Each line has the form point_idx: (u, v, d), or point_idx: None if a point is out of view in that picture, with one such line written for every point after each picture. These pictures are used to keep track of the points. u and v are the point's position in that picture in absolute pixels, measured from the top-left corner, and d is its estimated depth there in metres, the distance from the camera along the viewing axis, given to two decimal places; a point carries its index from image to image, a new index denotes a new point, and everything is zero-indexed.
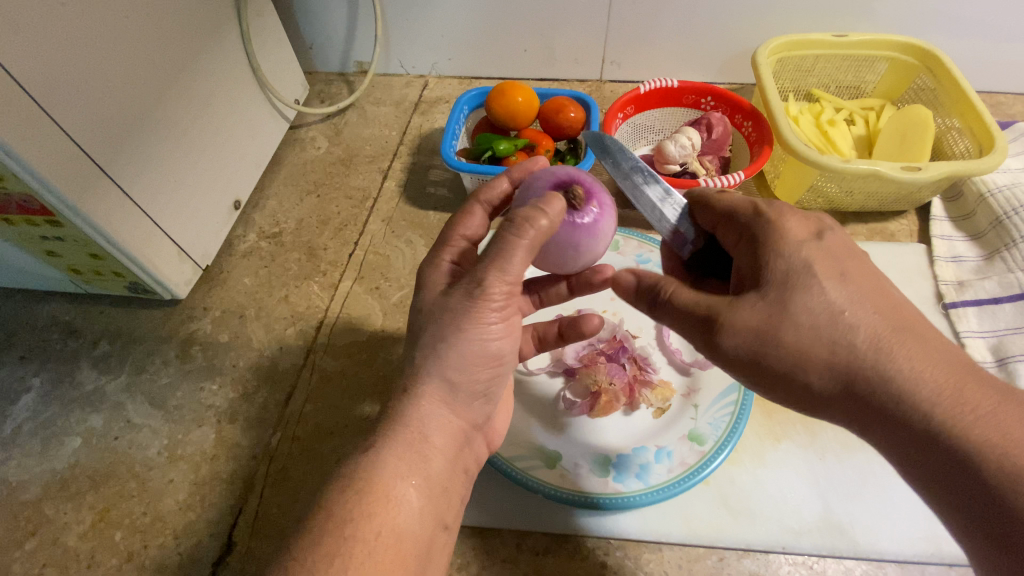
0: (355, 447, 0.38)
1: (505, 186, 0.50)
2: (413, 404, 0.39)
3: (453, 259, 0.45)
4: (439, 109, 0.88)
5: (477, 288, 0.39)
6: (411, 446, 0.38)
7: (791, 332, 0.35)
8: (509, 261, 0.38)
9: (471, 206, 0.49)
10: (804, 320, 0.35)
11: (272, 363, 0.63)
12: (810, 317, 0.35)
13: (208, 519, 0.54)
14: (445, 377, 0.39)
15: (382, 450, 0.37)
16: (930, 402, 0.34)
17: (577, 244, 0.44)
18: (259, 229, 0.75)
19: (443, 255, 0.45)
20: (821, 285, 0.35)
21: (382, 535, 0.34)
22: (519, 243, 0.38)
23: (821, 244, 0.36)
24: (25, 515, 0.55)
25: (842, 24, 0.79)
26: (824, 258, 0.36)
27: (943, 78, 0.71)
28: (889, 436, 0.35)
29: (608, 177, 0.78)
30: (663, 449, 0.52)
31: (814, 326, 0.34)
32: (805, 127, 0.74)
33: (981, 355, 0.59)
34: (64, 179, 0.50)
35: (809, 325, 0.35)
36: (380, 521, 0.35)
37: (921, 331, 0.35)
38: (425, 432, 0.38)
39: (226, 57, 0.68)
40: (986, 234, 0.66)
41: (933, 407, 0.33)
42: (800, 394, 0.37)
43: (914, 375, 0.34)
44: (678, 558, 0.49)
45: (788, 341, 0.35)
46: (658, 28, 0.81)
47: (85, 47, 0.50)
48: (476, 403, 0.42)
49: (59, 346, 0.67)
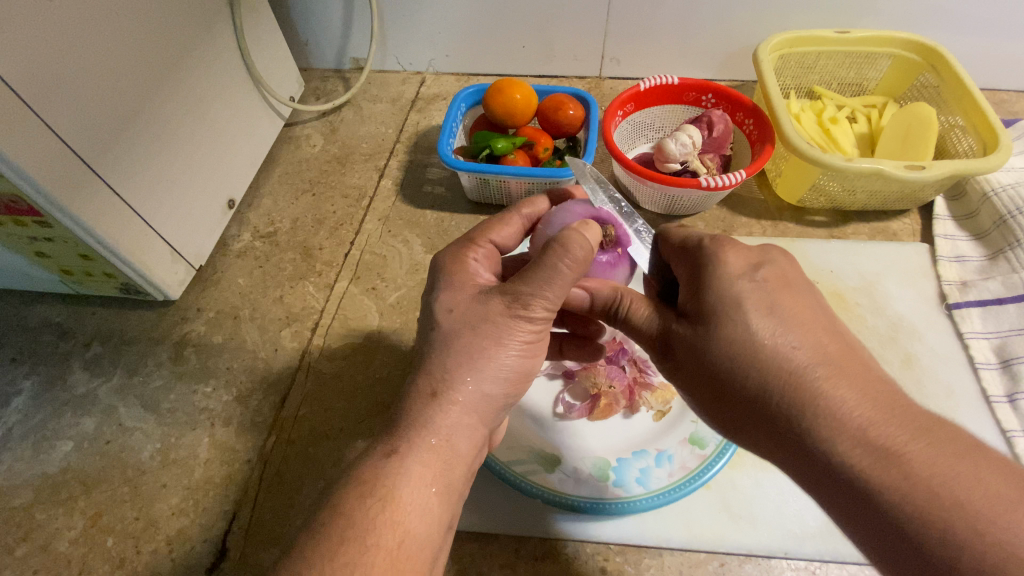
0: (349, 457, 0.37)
1: (541, 207, 0.50)
2: (431, 408, 0.37)
3: (480, 264, 0.43)
4: (436, 106, 0.87)
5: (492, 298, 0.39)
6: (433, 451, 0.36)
7: (717, 360, 0.36)
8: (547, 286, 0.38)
9: (508, 216, 0.48)
10: (740, 355, 0.35)
11: (267, 365, 0.62)
12: (735, 348, 0.35)
13: (201, 525, 0.53)
14: (482, 389, 0.38)
15: (407, 455, 0.35)
16: (864, 444, 0.31)
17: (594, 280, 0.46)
18: (254, 228, 0.74)
19: (471, 256, 0.43)
20: (755, 302, 0.35)
21: (406, 543, 0.33)
22: (569, 266, 0.38)
23: (755, 281, 0.36)
24: (16, 521, 0.54)
25: (844, 20, 0.77)
26: (758, 294, 0.36)
27: (947, 76, 0.70)
28: (821, 483, 0.33)
29: (607, 175, 0.77)
30: (664, 453, 0.52)
31: (746, 355, 0.35)
32: (807, 125, 0.73)
33: (984, 356, 0.58)
34: (51, 177, 0.48)
35: (744, 353, 0.35)
36: (405, 528, 0.34)
37: (872, 373, 0.34)
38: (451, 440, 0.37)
39: (220, 54, 0.67)
40: (990, 233, 0.65)
41: (878, 446, 0.31)
42: (739, 426, 0.37)
43: (844, 414, 0.32)
44: (678, 564, 0.48)
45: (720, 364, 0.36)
46: (658, 24, 0.80)
47: (74, 44, 0.49)
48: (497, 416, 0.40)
49: (51, 347, 0.66)
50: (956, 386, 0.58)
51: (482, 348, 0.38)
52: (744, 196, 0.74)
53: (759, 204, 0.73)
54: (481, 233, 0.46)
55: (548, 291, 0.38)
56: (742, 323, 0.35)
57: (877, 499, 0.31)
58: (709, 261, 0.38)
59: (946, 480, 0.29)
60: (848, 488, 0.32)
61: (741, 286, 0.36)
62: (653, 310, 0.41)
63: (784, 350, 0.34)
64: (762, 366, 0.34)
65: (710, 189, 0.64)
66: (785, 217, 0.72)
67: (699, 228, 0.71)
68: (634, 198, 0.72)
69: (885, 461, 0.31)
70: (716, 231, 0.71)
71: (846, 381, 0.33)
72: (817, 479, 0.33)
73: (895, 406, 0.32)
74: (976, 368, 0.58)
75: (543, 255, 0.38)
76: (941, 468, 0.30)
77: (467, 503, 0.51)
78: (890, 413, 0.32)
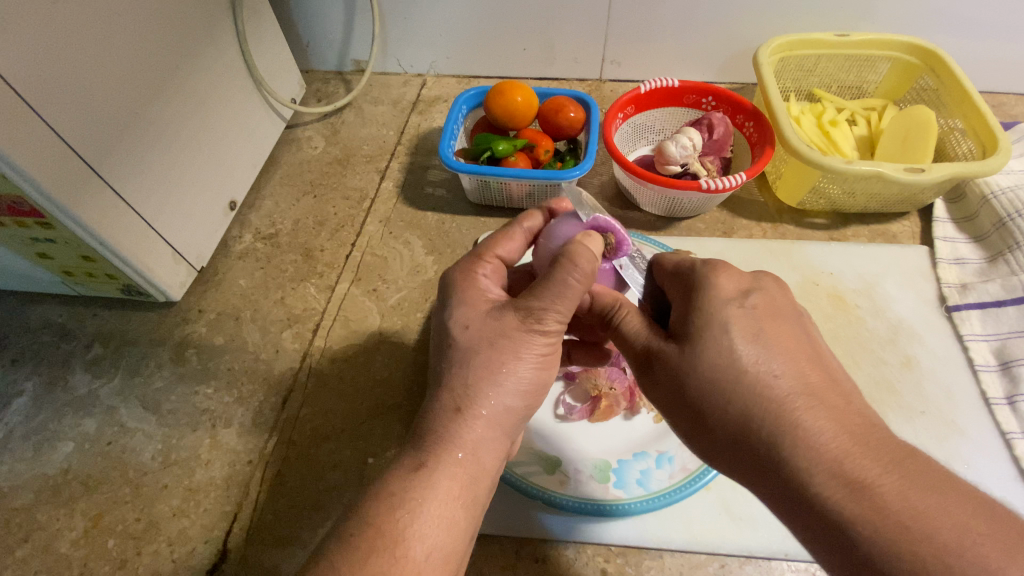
0: None
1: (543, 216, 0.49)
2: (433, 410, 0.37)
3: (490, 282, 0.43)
4: (437, 108, 0.87)
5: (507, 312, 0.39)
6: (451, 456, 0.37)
7: (704, 386, 0.36)
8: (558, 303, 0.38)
9: (511, 228, 0.48)
10: (725, 379, 0.35)
11: (268, 366, 0.62)
12: (720, 372, 0.35)
13: (202, 526, 0.53)
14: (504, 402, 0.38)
15: (433, 469, 0.36)
16: (839, 476, 0.32)
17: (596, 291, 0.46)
18: (255, 229, 0.74)
19: (480, 274, 0.44)
20: (736, 325, 0.36)
21: (430, 557, 0.34)
22: (575, 276, 0.38)
23: (743, 306, 0.37)
24: (17, 522, 0.54)
25: (844, 23, 0.78)
26: (745, 319, 0.36)
27: (946, 79, 0.70)
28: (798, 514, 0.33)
29: (608, 177, 0.77)
30: (664, 455, 0.52)
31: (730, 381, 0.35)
32: (806, 128, 0.73)
33: (984, 358, 0.59)
34: (54, 179, 0.49)
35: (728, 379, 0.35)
36: (430, 542, 0.34)
37: (849, 405, 0.35)
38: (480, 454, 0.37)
39: (222, 56, 0.67)
40: (990, 236, 0.65)
41: (848, 478, 0.32)
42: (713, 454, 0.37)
43: (821, 445, 0.33)
44: (679, 565, 0.48)
45: (700, 387, 0.36)
46: (659, 27, 0.80)
47: (77, 46, 0.49)
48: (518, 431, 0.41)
49: (52, 348, 0.66)
50: (956, 388, 0.58)
51: (484, 350, 0.38)
52: (744, 199, 0.74)
53: (759, 207, 0.73)
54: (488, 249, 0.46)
55: (557, 302, 0.38)
56: (728, 346, 0.36)
57: (852, 532, 0.31)
58: (698, 283, 0.38)
59: (915, 517, 0.30)
60: (824, 520, 0.32)
61: (720, 314, 0.37)
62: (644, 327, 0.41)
63: (766, 378, 0.35)
64: (742, 393, 0.35)
65: (710, 191, 0.64)
66: (784, 219, 0.72)
67: (699, 230, 0.72)
68: (635, 200, 0.72)
69: (856, 492, 0.31)
70: (716, 234, 0.71)
71: (823, 411, 0.34)
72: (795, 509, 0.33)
73: (870, 438, 0.33)
74: (976, 370, 0.58)
75: (554, 269, 0.39)
76: (913, 502, 0.31)
77: None
78: (867, 449, 0.33)
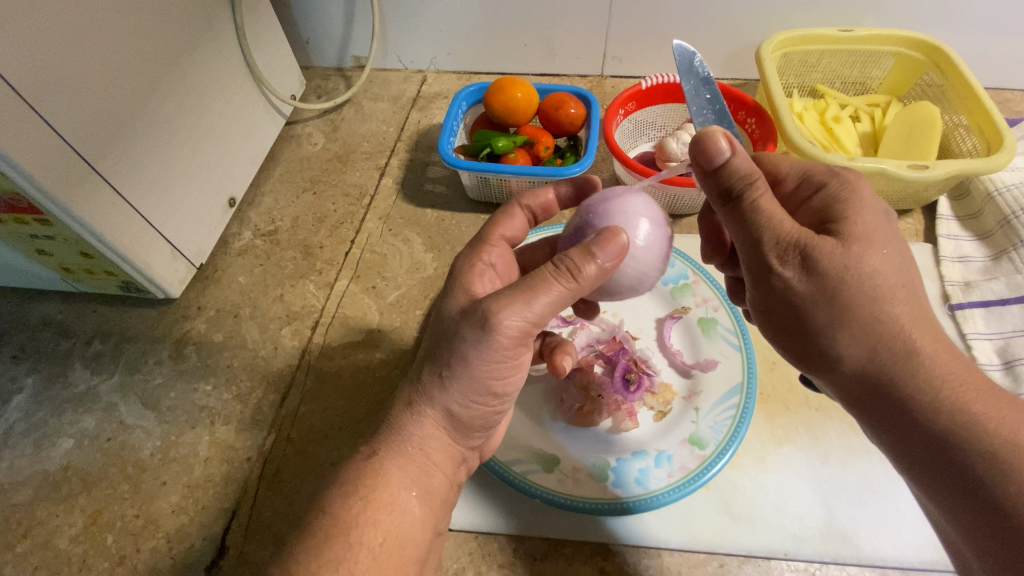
0: (363, 456, 0.40)
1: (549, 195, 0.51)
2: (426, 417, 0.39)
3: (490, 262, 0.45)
4: (438, 104, 0.86)
5: (511, 318, 0.36)
6: (411, 456, 0.40)
7: (814, 311, 0.35)
8: (537, 300, 0.37)
9: (512, 209, 0.50)
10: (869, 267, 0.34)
11: (266, 363, 0.62)
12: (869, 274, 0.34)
13: (201, 522, 0.53)
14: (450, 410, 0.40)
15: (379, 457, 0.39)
16: (927, 394, 0.34)
17: (618, 293, 0.42)
18: (255, 226, 0.74)
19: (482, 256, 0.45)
20: (879, 267, 0.34)
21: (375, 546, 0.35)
22: (564, 284, 0.37)
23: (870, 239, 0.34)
24: (17, 518, 0.55)
25: (849, 18, 0.77)
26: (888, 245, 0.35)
27: (952, 75, 0.69)
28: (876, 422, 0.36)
29: (608, 174, 0.76)
30: (663, 454, 0.52)
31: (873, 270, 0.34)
32: (809, 124, 0.72)
33: (987, 358, 0.58)
34: (51, 176, 0.49)
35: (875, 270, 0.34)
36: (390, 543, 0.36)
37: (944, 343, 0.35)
38: (418, 447, 0.40)
39: (221, 53, 0.67)
40: (994, 233, 0.64)
41: None
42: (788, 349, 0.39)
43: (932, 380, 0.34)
44: (677, 564, 0.48)
45: (822, 321, 0.35)
46: (660, 22, 0.79)
47: (76, 44, 0.49)
48: (475, 433, 0.43)
49: (52, 345, 0.66)
50: None
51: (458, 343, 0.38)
52: None
53: None
54: (488, 233, 0.48)
55: (536, 304, 0.37)
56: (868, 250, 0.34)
57: (964, 463, 0.33)
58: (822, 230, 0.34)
59: None
60: (922, 442, 0.34)
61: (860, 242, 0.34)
62: (780, 217, 0.34)
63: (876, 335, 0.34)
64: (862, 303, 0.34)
65: None
66: None
67: None
68: None
69: None
70: None
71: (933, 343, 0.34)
72: (878, 423, 0.36)
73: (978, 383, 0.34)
74: (979, 369, 0.58)
75: (534, 275, 0.37)
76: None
77: (470, 503, 0.51)
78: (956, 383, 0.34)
